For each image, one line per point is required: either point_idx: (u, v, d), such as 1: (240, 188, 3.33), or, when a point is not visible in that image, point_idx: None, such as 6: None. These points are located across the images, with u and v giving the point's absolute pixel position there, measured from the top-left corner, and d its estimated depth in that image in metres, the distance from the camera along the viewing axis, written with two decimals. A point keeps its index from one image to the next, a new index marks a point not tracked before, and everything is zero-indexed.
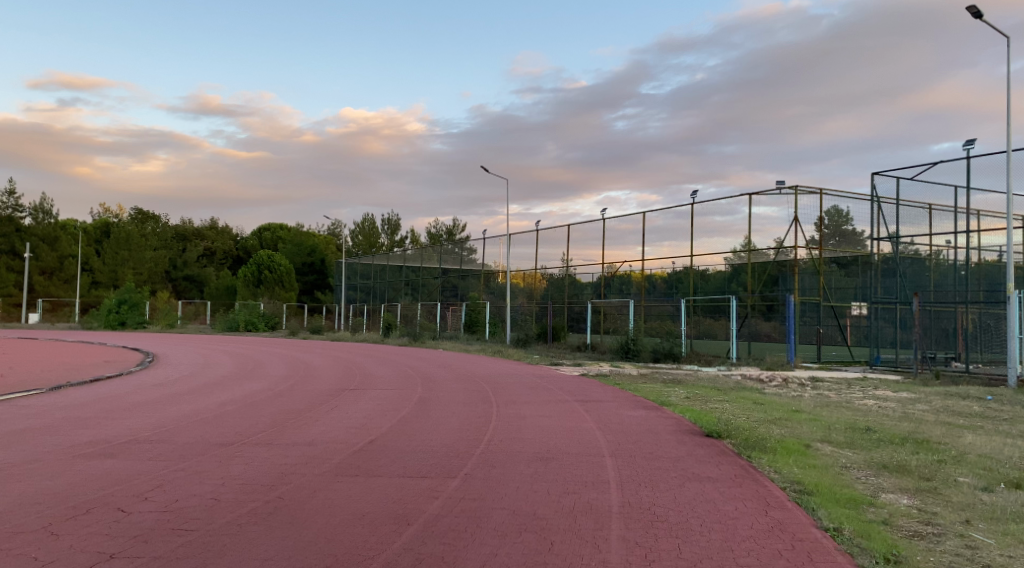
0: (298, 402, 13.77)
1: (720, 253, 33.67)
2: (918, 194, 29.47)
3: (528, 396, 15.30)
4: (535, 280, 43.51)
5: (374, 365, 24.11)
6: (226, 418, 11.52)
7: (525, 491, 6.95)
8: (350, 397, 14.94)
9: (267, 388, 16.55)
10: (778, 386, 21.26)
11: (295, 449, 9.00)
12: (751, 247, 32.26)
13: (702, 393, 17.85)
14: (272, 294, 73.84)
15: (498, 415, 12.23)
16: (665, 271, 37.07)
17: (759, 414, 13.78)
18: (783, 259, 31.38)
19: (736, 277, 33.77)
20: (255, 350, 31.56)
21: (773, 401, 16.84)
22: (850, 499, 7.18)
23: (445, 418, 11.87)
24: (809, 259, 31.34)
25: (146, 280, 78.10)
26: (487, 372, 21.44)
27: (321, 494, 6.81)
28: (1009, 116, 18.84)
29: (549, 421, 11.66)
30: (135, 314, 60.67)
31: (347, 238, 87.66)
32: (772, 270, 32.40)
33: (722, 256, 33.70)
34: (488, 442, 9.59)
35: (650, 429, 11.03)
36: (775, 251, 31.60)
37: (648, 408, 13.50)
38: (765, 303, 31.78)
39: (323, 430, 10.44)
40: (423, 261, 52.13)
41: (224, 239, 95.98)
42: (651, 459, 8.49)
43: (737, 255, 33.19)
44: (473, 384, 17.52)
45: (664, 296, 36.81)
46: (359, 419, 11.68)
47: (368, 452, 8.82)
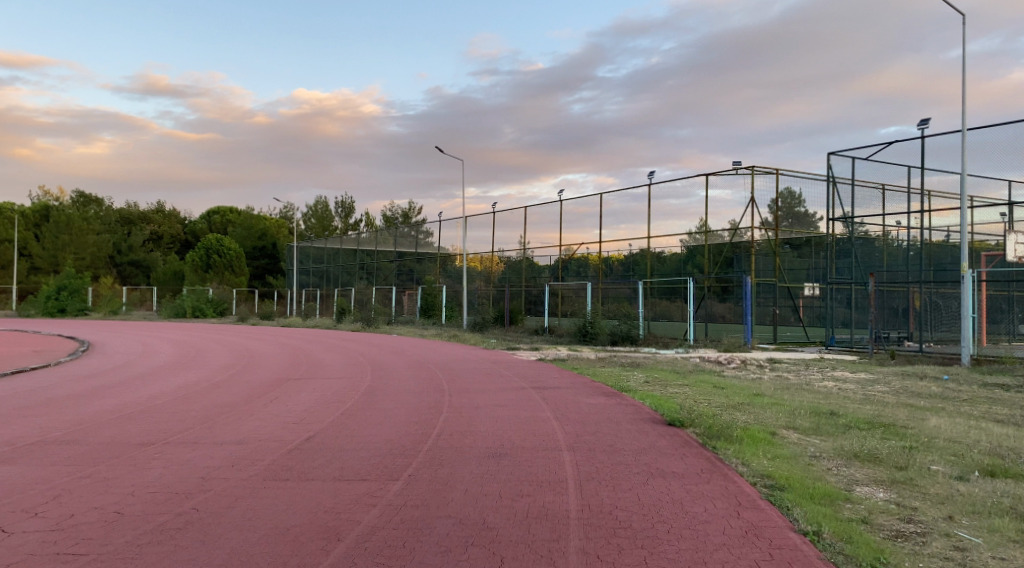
0: (236, 394, 12.88)
1: (675, 236, 33.47)
2: (873, 175, 29.67)
3: (483, 383, 14.59)
4: (493, 263, 42.77)
5: (323, 352, 23.17)
6: (151, 413, 10.59)
7: (474, 495, 6.26)
8: (293, 388, 14.06)
9: (204, 378, 15.56)
10: (737, 368, 20.95)
11: (222, 449, 8.18)
12: (707, 229, 32.14)
13: (662, 377, 17.38)
14: (222, 278, 71.82)
15: (450, 406, 11.52)
16: (621, 253, 36.14)
17: (720, 400, 13.33)
18: (738, 241, 31.36)
19: (691, 259, 33.17)
20: (199, 338, 30.29)
21: (734, 385, 16.46)
22: (824, 495, 6.66)
23: (392, 410, 11.11)
24: (765, 241, 31.31)
25: (89, 265, 75.37)
26: (441, 359, 20.66)
27: (242, 503, 6.03)
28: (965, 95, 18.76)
29: (503, 411, 11.01)
30: (75, 301, 58.37)
31: (300, 221, 85.72)
32: (726, 252, 31.92)
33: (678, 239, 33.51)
34: (437, 437, 8.87)
35: (610, 418, 10.45)
36: (730, 233, 31.58)
37: (606, 395, 12.94)
38: (720, 285, 31.78)
39: (258, 426, 9.60)
40: (377, 244, 50.98)
41: (172, 223, 93.05)
42: (612, 454, 7.89)
43: (694, 237, 32.96)
44: (425, 372, 16.77)
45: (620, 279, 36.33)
46: (300, 412, 10.86)
47: (304, 452, 8.03)
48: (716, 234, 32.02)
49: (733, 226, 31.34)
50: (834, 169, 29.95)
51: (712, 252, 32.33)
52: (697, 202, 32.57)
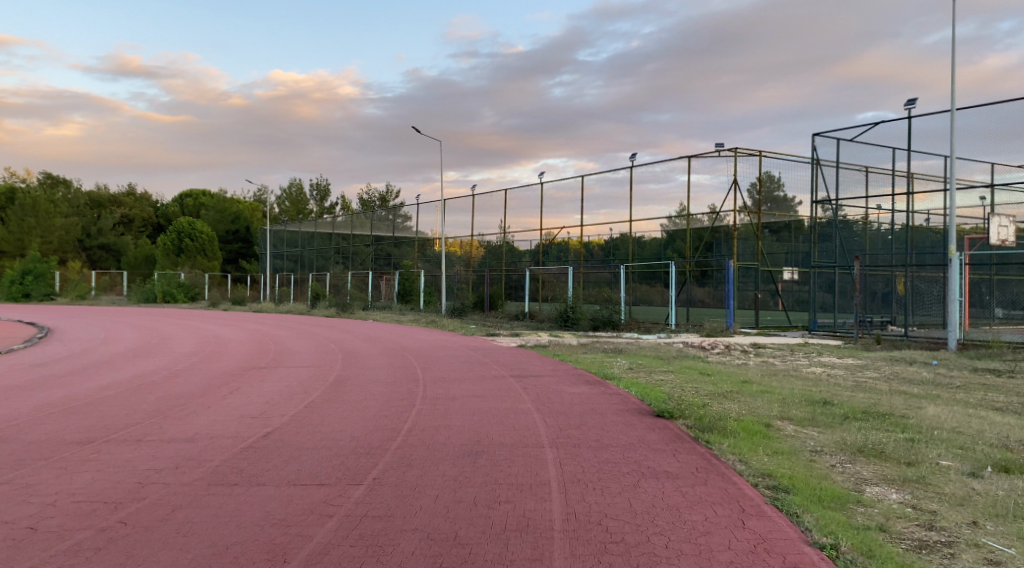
0: (194, 385, 12.01)
1: (656, 220, 32.78)
2: (858, 157, 29.12)
3: (460, 372, 13.83)
4: (471, 248, 41.91)
5: (293, 338, 22.26)
6: (97, 407, 9.72)
7: (446, 502, 5.56)
8: (257, 377, 13.23)
9: (163, 367, 14.63)
10: (721, 354, 20.39)
11: (167, 448, 7.36)
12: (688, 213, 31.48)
13: (645, 364, 16.75)
14: (194, 263, 70.29)
15: (424, 398, 10.77)
16: (601, 238, 35.57)
17: (708, 388, 12.72)
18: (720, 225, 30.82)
19: (672, 243, 32.90)
20: (166, 323, 29.18)
21: (720, 371, 15.90)
22: (834, 497, 6.03)
23: (361, 402, 10.34)
24: (744, 225, 30.72)
25: (56, 249, 73.37)
26: (418, 345, 19.85)
27: (178, 516, 5.24)
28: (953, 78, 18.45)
29: (481, 403, 10.30)
30: (41, 286, 56.68)
31: (274, 204, 84.10)
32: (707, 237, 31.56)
33: (659, 222, 32.80)
34: (407, 433, 8.15)
35: (594, 409, 9.76)
36: (710, 217, 30.99)
37: (589, 384, 12.26)
38: (700, 269, 31.41)
39: (212, 422, 8.77)
40: (353, 228, 49.86)
41: (142, 206, 90.88)
42: (599, 451, 7.21)
43: (674, 221, 32.29)
44: (399, 360, 15.98)
45: (601, 264, 35.79)
46: (260, 405, 10.04)
47: (259, 451, 7.26)
48: (695, 218, 31.46)
49: (713, 210, 30.65)
50: (818, 151, 29.24)
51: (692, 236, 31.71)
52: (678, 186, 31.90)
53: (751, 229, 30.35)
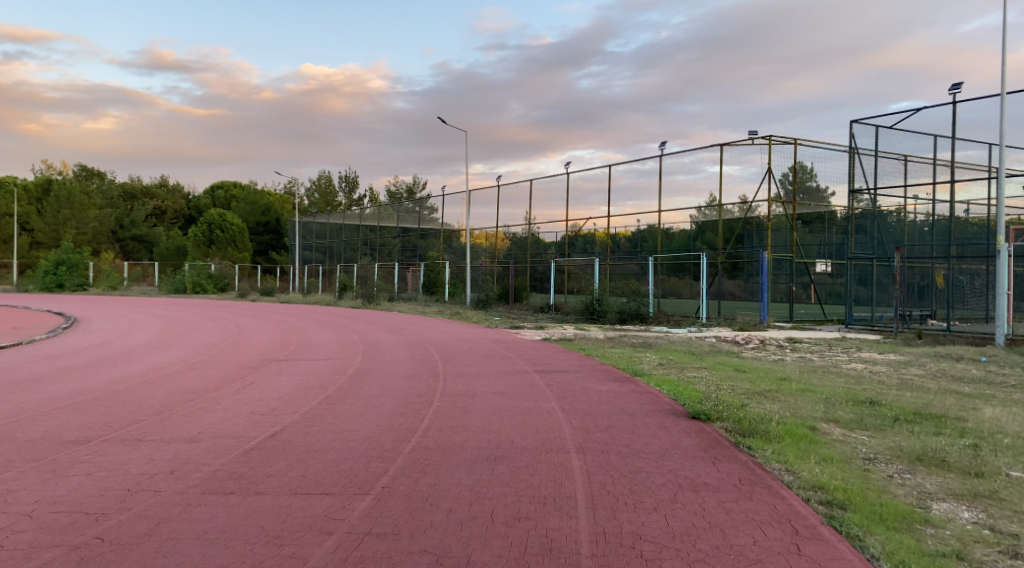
0: (208, 379, 11.60)
1: (683, 212, 31.76)
2: (898, 145, 27.94)
3: (482, 367, 13.25)
4: (498, 240, 41.32)
5: (315, 329, 21.90)
6: (102, 402, 9.30)
7: (460, 518, 4.99)
8: (273, 371, 12.75)
9: (180, 360, 14.28)
10: (755, 349, 19.57)
11: (166, 449, 6.88)
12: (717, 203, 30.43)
13: (676, 359, 16.02)
14: (224, 254, 70.73)
15: (443, 394, 10.21)
16: (629, 229, 34.75)
17: (743, 386, 11.98)
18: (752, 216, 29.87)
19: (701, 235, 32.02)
20: (191, 314, 29.08)
21: (755, 368, 15.13)
22: (898, 515, 5.33)
23: (377, 398, 9.81)
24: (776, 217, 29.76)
25: (89, 240, 74.35)
26: (441, 338, 19.32)
27: (162, 530, 4.72)
28: (1002, 64, 17.65)
29: (503, 400, 9.72)
30: (73, 276, 57.37)
31: (303, 196, 84.32)
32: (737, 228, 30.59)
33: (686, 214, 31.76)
34: (423, 433, 7.60)
35: (624, 409, 9.12)
36: (741, 208, 30.07)
37: (617, 381, 11.60)
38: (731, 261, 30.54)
39: (219, 420, 8.29)
40: (379, 220, 49.56)
41: (174, 197, 91.77)
42: (630, 459, 6.59)
43: (704, 212, 31.25)
44: (420, 353, 15.45)
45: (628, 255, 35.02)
46: (272, 401, 9.56)
47: (263, 454, 6.74)
48: (726, 208, 30.52)
49: (745, 200, 29.83)
50: (855, 139, 28.08)
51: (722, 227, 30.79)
52: (707, 177, 30.88)
53: (785, 221, 29.44)
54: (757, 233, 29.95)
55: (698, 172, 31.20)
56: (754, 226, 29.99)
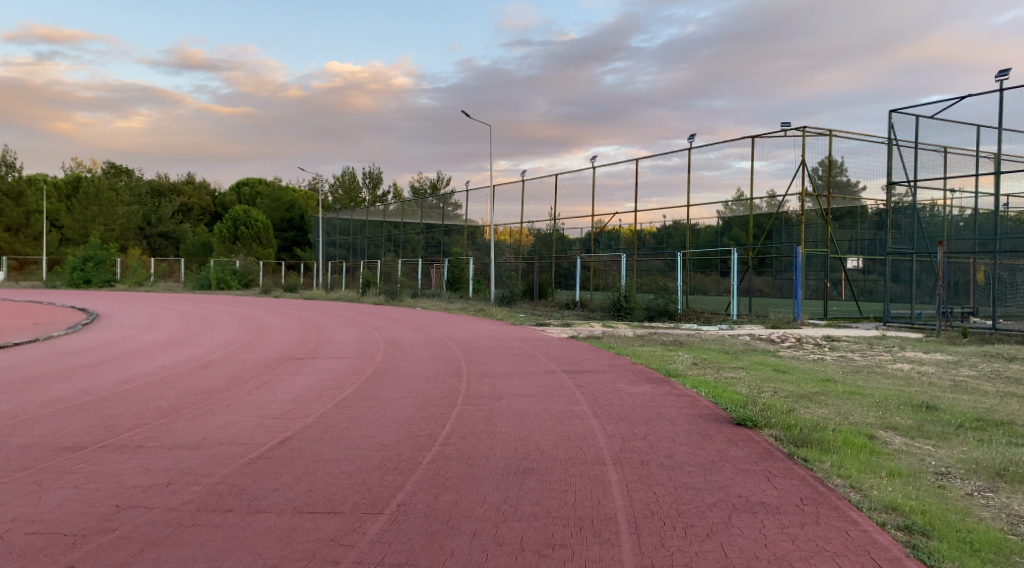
0: (221, 378, 11.12)
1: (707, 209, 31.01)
2: (939, 136, 26.73)
3: (508, 367, 12.60)
4: (522, 236, 40.63)
5: (337, 326, 21.41)
6: (108, 403, 8.82)
7: (485, 545, 4.35)
8: (290, 370, 12.23)
9: (195, 357, 13.85)
10: (791, 348, 18.68)
11: (166, 457, 6.34)
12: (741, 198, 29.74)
13: (711, 359, 15.23)
14: (249, 250, 70.89)
15: (466, 396, 9.58)
16: (653, 226, 33.61)
17: (786, 388, 11.20)
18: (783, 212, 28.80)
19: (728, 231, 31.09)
20: (214, 309, 28.83)
21: (796, 369, 14.28)
22: (991, 543, 4.59)
23: (396, 401, 9.20)
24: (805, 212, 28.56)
25: (117, 237, 74.97)
26: (465, 336, 18.69)
27: (146, 557, 4.15)
28: None
29: (530, 403, 9.06)
30: (101, 272, 57.82)
31: (328, 193, 84.24)
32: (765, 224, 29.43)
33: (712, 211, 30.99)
34: (444, 441, 6.96)
35: (661, 415, 8.42)
36: (769, 203, 28.93)
37: (652, 382, 10.89)
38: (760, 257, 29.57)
39: (227, 424, 7.73)
40: (403, 216, 49.10)
41: (200, 194, 92.32)
42: (673, 473, 5.92)
43: (732, 207, 30.28)
44: (443, 351, 14.85)
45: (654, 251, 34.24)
46: (285, 404, 9.01)
47: (270, 464, 6.15)
48: (754, 204, 29.41)
49: (773, 195, 28.63)
50: (894, 130, 26.89)
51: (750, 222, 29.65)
52: (732, 174, 30.11)
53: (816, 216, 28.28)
54: (787, 228, 28.76)
55: (724, 167, 30.37)
56: (783, 221, 28.88)
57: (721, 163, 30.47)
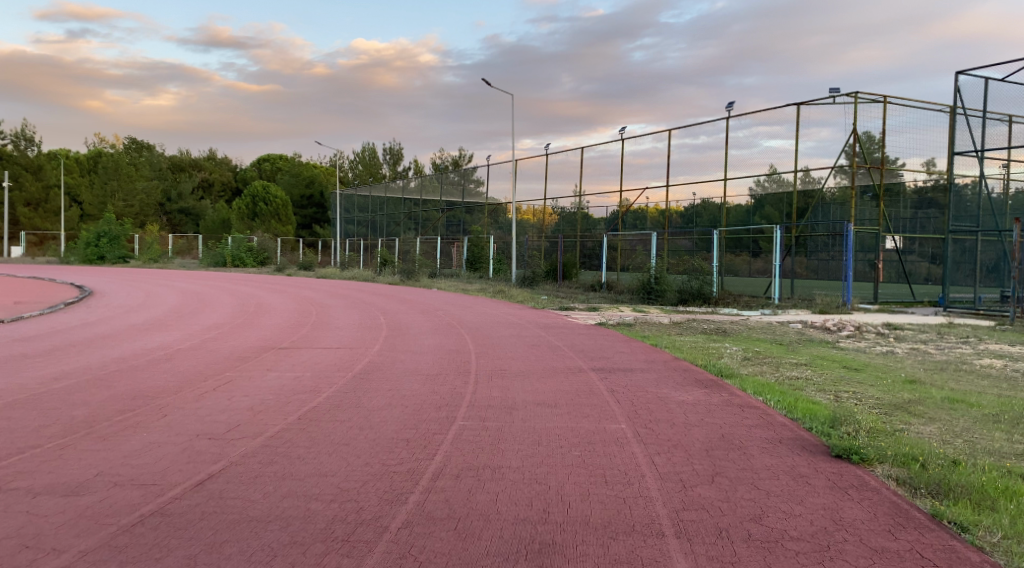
0: (176, 375, 9.14)
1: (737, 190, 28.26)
2: (1011, 102, 23.80)
3: (525, 363, 10.47)
4: (545, 215, 38.20)
5: (340, 309, 19.37)
6: (11, 413, 6.89)
7: None
8: (265, 364, 10.20)
9: (165, 346, 11.92)
10: (851, 338, 16.27)
11: (18, 512, 4.35)
12: (773, 173, 27.00)
13: (764, 353, 12.93)
14: (268, 227, 69.32)
15: (471, 406, 7.49)
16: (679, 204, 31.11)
17: (872, 396, 8.91)
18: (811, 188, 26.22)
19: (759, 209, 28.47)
20: (216, 288, 27.01)
21: (869, 366, 12.00)
22: None
23: (380, 413, 7.15)
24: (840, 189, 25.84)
25: (137, 213, 73.73)
26: (480, 322, 16.58)
27: None
28: None
29: (552, 419, 6.96)
30: (115, 249, 56.52)
31: (348, 169, 82.30)
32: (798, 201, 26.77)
33: (740, 191, 28.28)
34: (430, 486, 4.90)
35: (728, 441, 6.26)
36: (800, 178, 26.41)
37: (703, 387, 8.72)
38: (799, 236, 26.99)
39: (143, 450, 5.73)
40: (422, 193, 46.87)
41: (221, 171, 90.81)
42: (771, 560, 3.80)
43: (763, 185, 27.71)
44: (452, 342, 12.75)
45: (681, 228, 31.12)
46: (236, 416, 7.00)
47: (167, 529, 4.14)
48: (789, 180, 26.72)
49: (806, 171, 25.97)
50: (961, 96, 23.87)
51: (783, 199, 27.27)
52: (759, 152, 27.45)
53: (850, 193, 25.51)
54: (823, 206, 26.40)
55: (751, 146, 27.67)
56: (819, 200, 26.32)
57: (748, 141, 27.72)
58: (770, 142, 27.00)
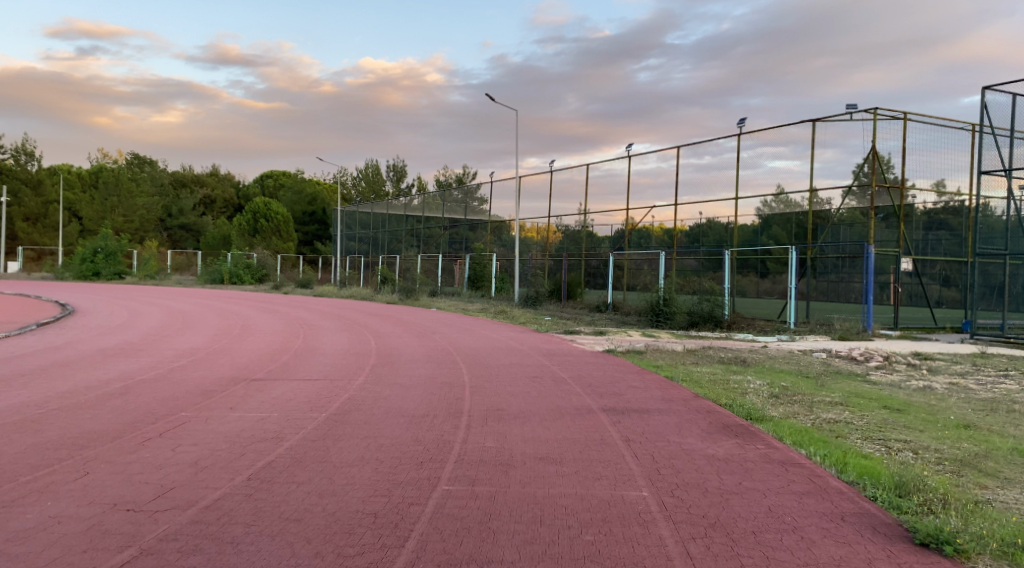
0: (123, 416, 7.90)
1: (744, 212, 27.10)
2: None
3: (526, 402, 9.20)
4: (549, 233, 36.91)
5: (330, 331, 18.13)
6: None
7: None
8: (231, 401, 8.96)
9: (124, 376, 10.68)
10: (882, 370, 14.91)
11: None
12: (780, 193, 25.94)
13: (792, 389, 11.58)
14: (268, 244, 68.33)
15: (460, 463, 6.25)
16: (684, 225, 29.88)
17: (931, 448, 7.63)
18: (822, 211, 24.95)
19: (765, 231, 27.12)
20: (205, 306, 25.77)
21: (912, 406, 10.68)
22: None
23: (350, 473, 5.90)
24: (850, 212, 24.41)
25: (136, 228, 72.71)
26: (478, 348, 15.31)
27: None
28: None
29: (556, 484, 5.70)
30: (111, 264, 55.53)
31: (351, 186, 81.40)
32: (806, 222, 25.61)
33: (747, 213, 27.09)
34: None
35: (777, 520, 5.00)
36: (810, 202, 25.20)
37: (732, 437, 7.45)
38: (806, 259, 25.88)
39: (38, 530, 4.51)
40: (425, 210, 45.77)
41: (224, 186, 90.04)
42: None
43: (770, 205, 26.38)
44: (445, 374, 11.49)
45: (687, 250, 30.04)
46: (174, 475, 5.77)
47: None
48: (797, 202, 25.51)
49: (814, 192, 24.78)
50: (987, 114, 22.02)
51: (790, 220, 25.98)
52: (765, 173, 26.32)
53: (860, 215, 24.03)
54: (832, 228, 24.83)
55: (756, 166, 26.53)
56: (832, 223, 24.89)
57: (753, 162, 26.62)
58: (774, 162, 25.94)
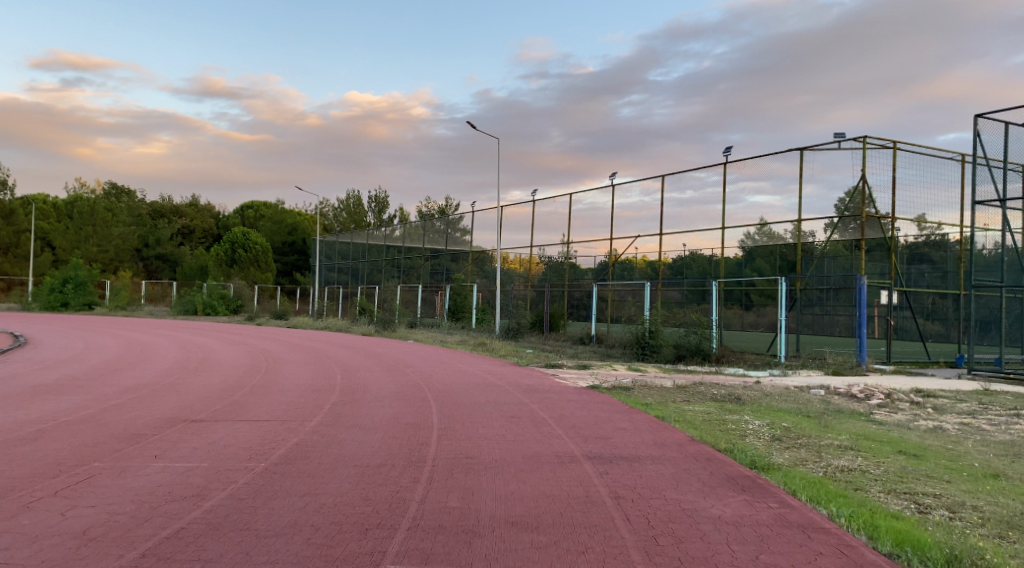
0: (22, 467, 6.68)
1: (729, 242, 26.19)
2: None
3: (501, 448, 8.06)
4: (532, 264, 35.86)
5: (294, 365, 16.85)
6: None
7: None
8: (159, 448, 7.73)
9: (46, 417, 9.43)
10: (885, 409, 13.83)
11: None
12: (762, 224, 25.01)
13: (794, 431, 10.48)
14: (246, 275, 66.90)
15: (414, 531, 5.10)
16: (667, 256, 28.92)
17: (967, 506, 6.56)
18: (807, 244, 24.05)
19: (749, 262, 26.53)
20: (166, 337, 24.39)
21: (930, 451, 9.61)
22: None
23: (275, 545, 4.73)
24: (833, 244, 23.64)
25: (111, 259, 71.09)
26: (453, 384, 14.13)
27: None
28: None
29: (530, 561, 4.56)
30: (80, 295, 53.89)
31: (332, 216, 80.31)
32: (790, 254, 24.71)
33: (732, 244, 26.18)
34: None
35: None
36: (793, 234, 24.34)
37: (739, 493, 6.36)
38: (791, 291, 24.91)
39: None
40: (406, 240, 44.76)
41: (203, 217, 88.60)
42: None
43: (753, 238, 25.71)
44: (413, 414, 10.31)
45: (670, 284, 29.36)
46: (50, 551, 4.57)
47: None
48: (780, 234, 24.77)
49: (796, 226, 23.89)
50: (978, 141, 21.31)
51: (775, 253, 25.43)
52: (745, 208, 25.43)
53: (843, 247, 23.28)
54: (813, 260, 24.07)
55: (737, 201, 25.66)
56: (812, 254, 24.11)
57: (735, 197, 25.76)
58: (754, 197, 25.07)
